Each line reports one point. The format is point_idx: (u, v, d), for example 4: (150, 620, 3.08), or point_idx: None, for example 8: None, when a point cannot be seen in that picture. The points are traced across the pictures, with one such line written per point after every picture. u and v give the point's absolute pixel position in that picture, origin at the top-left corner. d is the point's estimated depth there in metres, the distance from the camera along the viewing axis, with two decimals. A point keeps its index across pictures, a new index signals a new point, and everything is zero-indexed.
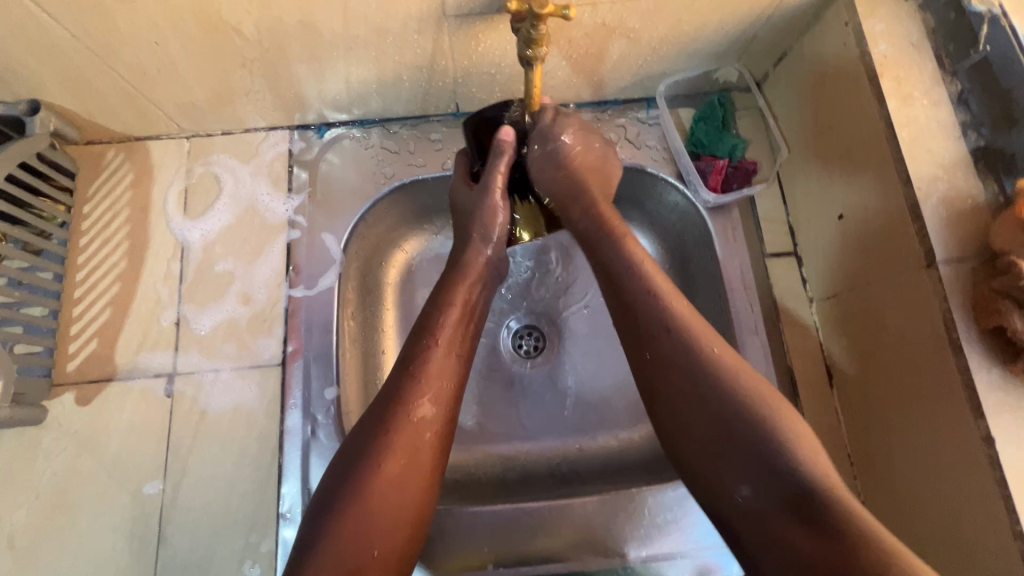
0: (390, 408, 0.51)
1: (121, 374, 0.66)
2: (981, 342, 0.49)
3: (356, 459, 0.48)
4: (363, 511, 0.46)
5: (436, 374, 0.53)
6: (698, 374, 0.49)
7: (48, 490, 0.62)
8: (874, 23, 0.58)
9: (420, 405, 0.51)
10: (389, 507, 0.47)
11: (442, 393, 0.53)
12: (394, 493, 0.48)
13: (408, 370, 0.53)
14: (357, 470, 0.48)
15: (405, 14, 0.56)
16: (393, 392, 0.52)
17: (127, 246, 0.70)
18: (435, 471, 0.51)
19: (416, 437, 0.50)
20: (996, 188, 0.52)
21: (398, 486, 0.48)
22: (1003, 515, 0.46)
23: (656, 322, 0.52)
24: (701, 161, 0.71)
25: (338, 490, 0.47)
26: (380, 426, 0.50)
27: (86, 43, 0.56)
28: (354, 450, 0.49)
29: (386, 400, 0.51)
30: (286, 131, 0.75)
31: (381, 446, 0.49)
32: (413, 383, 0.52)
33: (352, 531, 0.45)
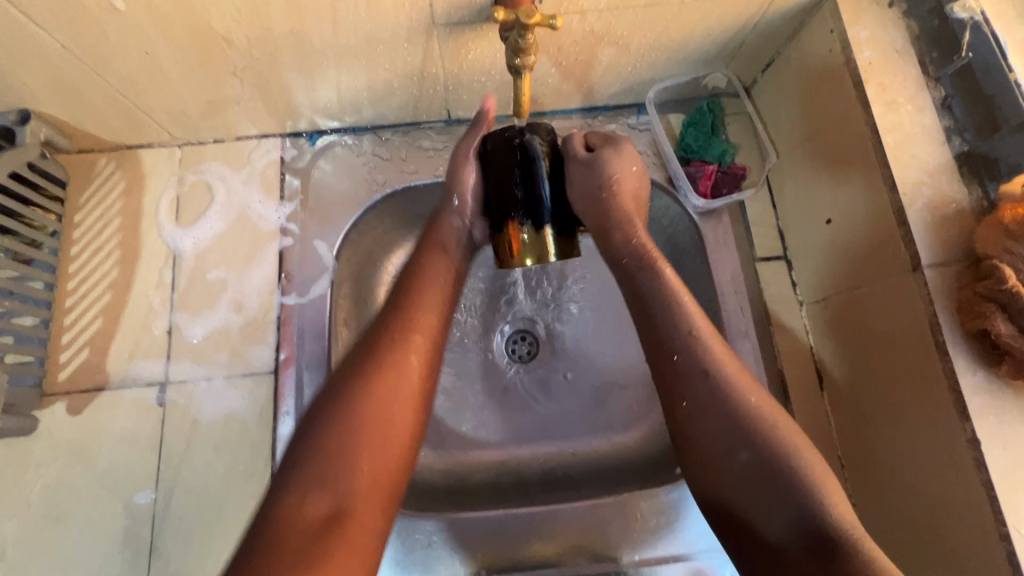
0: (370, 361, 0.50)
1: (112, 383, 0.65)
2: (967, 345, 0.49)
3: (344, 396, 0.48)
4: (348, 445, 0.45)
5: (426, 330, 0.53)
6: (720, 392, 0.49)
7: (39, 501, 0.61)
8: (859, 30, 0.58)
9: (403, 356, 0.50)
10: (371, 449, 0.46)
11: (426, 349, 0.52)
12: (380, 434, 0.47)
13: (392, 327, 0.52)
14: (343, 404, 0.47)
15: (395, 23, 0.57)
16: (382, 342, 0.51)
17: (118, 255, 0.70)
18: (421, 423, 0.50)
19: (398, 385, 0.49)
20: (979, 192, 0.53)
21: (384, 430, 0.47)
22: (990, 516, 0.46)
23: (684, 348, 0.51)
24: (692, 166, 0.71)
25: (324, 418, 0.46)
26: (361, 376, 0.49)
27: (76, 54, 0.56)
28: (342, 383, 0.49)
29: (375, 349, 0.51)
30: (277, 139, 0.75)
31: (362, 390, 0.48)
32: (402, 335, 0.52)
33: (335, 466, 0.44)
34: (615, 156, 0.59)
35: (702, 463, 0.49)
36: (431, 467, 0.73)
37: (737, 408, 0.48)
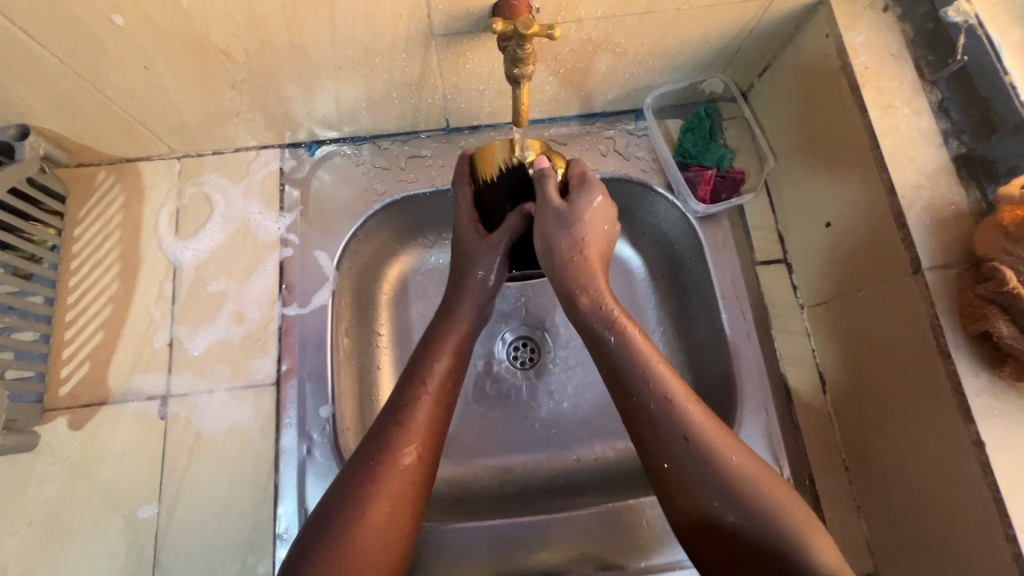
0: (376, 456, 0.50)
1: (114, 397, 0.65)
2: (969, 347, 0.49)
3: (343, 505, 0.48)
4: (344, 555, 0.45)
5: (425, 425, 0.53)
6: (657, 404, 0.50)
7: (41, 517, 0.61)
8: (854, 35, 0.59)
9: (409, 452, 0.51)
10: (372, 557, 0.46)
11: (428, 442, 0.53)
12: (374, 542, 0.47)
13: (397, 412, 0.53)
14: (339, 517, 0.47)
15: (393, 34, 0.57)
16: (384, 440, 0.51)
17: (118, 268, 0.70)
18: (414, 520, 0.50)
19: (402, 485, 0.50)
20: (977, 194, 0.53)
21: (384, 532, 0.47)
22: (996, 519, 0.46)
23: (646, 388, 0.51)
24: (690, 171, 0.72)
25: (319, 530, 0.46)
26: (365, 472, 0.49)
27: (75, 69, 0.56)
28: (337, 491, 0.49)
29: (372, 448, 0.51)
30: (277, 150, 0.75)
31: (369, 493, 0.48)
32: (400, 433, 0.52)
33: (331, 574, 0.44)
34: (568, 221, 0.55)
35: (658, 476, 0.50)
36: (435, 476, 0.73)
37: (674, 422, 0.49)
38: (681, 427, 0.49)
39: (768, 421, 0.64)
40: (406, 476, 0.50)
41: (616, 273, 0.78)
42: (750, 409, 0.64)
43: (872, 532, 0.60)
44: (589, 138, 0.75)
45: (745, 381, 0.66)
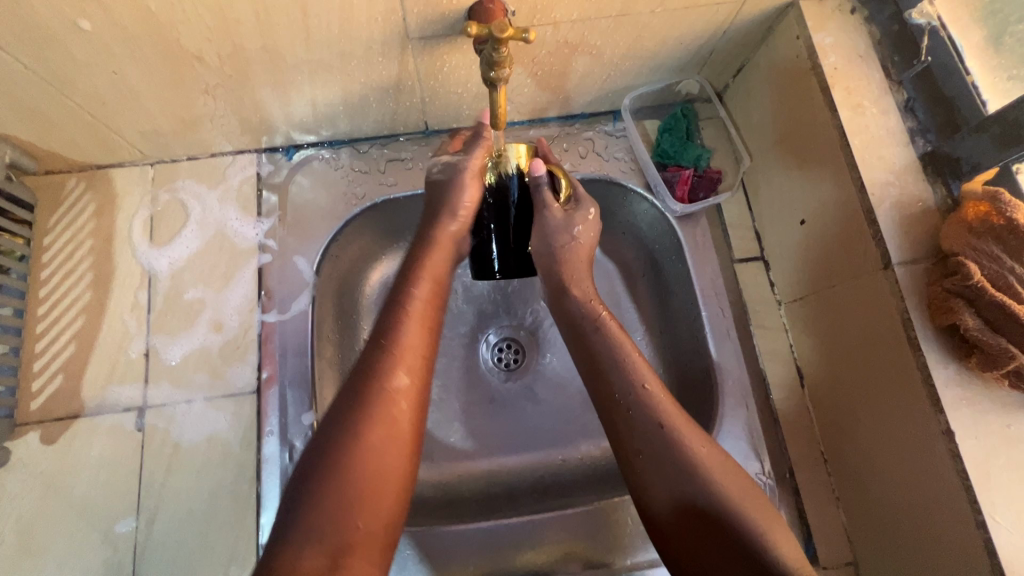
0: (362, 382, 0.51)
1: (87, 410, 0.64)
2: (938, 339, 0.51)
3: (336, 429, 0.48)
4: (344, 477, 0.46)
5: (412, 347, 0.54)
6: (671, 444, 0.51)
7: (13, 535, 0.59)
8: (823, 37, 0.60)
9: (394, 376, 0.51)
10: (371, 477, 0.47)
11: (416, 367, 0.53)
12: (375, 463, 0.47)
13: (381, 342, 0.53)
14: (336, 446, 0.47)
15: (368, 38, 0.57)
16: (370, 367, 0.52)
17: (91, 277, 0.68)
18: (415, 444, 0.51)
19: (390, 408, 0.50)
20: (943, 191, 0.55)
21: (379, 456, 0.48)
22: (966, 504, 0.48)
23: (620, 377, 0.55)
24: (668, 172, 0.73)
25: (314, 460, 0.47)
26: (353, 399, 0.50)
27: (40, 74, 0.54)
28: (332, 418, 0.49)
29: (362, 375, 0.51)
30: (253, 154, 0.74)
31: (358, 418, 0.49)
32: (387, 356, 0.52)
33: (336, 498, 0.45)
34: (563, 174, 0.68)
35: (662, 494, 0.50)
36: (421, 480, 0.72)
37: (687, 463, 0.50)
38: (655, 417, 0.52)
39: (748, 417, 0.65)
40: (395, 399, 0.50)
41: (598, 274, 0.79)
42: (731, 405, 0.66)
43: (851, 522, 0.61)
44: (568, 140, 0.75)
45: (726, 377, 0.67)
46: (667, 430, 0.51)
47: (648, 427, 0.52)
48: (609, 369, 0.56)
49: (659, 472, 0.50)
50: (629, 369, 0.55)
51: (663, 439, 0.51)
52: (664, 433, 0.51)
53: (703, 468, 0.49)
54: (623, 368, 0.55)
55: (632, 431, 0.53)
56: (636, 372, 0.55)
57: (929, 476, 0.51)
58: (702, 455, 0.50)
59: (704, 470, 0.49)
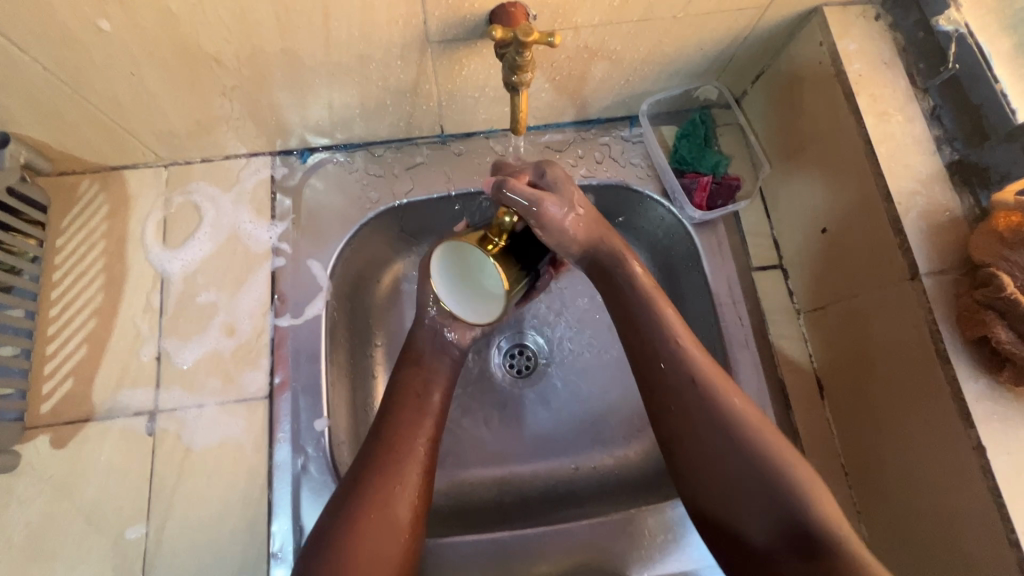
0: (365, 468, 0.53)
1: (98, 414, 0.63)
2: (967, 352, 0.50)
3: (339, 513, 0.50)
4: (344, 566, 0.48)
5: (413, 434, 0.56)
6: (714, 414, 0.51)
7: (22, 540, 0.59)
8: (848, 43, 0.59)
9: (396, 464, 0.53)
10: (368, 569, 0.48)
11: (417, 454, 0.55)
12: (376, 537, 0.50)
13: (382, 430, 0.56)
14: (338, 529, 0.49)
15: (388, 41, 0.56)
16: (370, 454, 0.54)
17: (103, 279, 0.68)
18: (418, 516, 0.53)
19: (389, 495, 0.52)
20: (971, 200, 0.54)
21: (374, 546, 0.49)
22: (998, 521, 0.46)
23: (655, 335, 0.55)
24: (686, 178, 0.72)
25: (317, 548, 0.49)
26: (354, 486, 0.52)
27: (59, 75, 0.54)
28: (342, 491, 0.52)
29: (363, 462, 0.54)
30: (267, 157, 0.73)
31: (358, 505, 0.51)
32: (390, 445, 0.54)
33: None
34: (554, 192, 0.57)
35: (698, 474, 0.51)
36: None
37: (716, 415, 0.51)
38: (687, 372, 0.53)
39: None
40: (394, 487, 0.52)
41: None
42: None
43: (873, 538, 0.60)
44: (583, 146, 0.75)
45: (744, 387, 0.66)
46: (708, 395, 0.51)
47: (682, 384, 0.53)
48: (641, 320, 0.56)
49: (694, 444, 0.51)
50: (655, 323, 0.55)
51: (698, 397, 0.52)
52: (701, 390, 0.52)
53: (774, 457, 0.48)
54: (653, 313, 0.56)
55: (672, 384, 0.53)
56: (669, 328, 0.55)
57: (957, 493, 0.50)
58: (776, 447, 0.49)
59: (758, 440, 0.49)
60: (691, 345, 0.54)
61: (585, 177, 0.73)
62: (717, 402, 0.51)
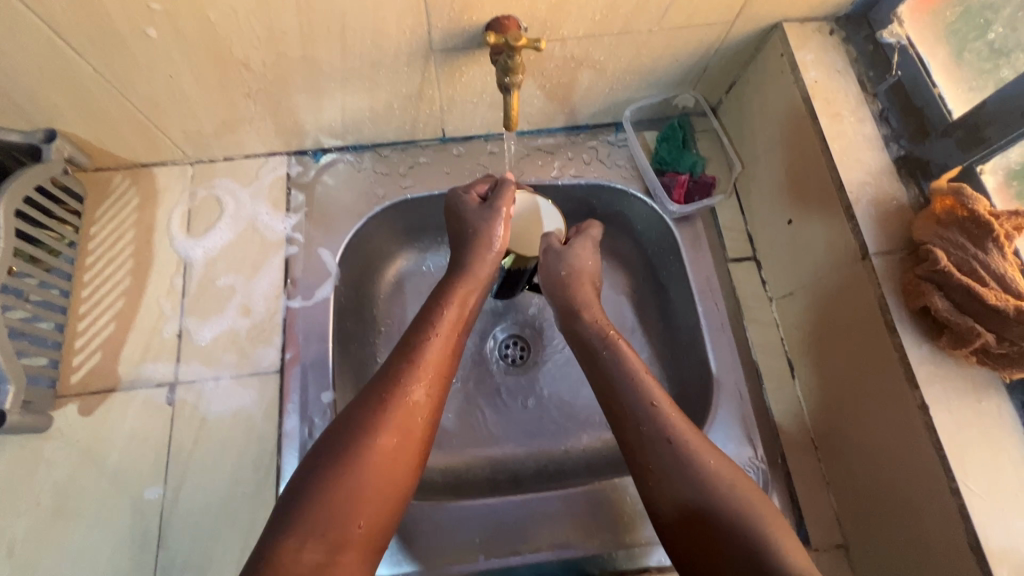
0: (384, 390, 0.55)
1: (123, 385, 0.68)
2: (912, 322, 0.55)
3: (351, 428, 0.52)
4: (355, 476, 0.49)
5: (432, 363, 0.58)
6: (689, 465, 0.54)
7: (49, 498, 0.63)
8: (805, 54, 0.66)
9: (414, 389, 0.55)
10: (377, 484, 0.50)
11: (433, 380, 0.57)
12: (383, 467, 0.51)
13: (405, 356, 0.58)
14: (351, 441, 0.51)
15: (396, 49, 0.64)
16: (392, 375, 0.56)
17: (131, 264, 0.74)
18: (422, 450, 0.55)
19: (408, 417, 0.54)
20: (916, 191, 0.60)
21: (386, 461, 0.51)
22: (941, 475, 0.51)
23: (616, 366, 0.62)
24: (666, 177, 0.79)
25: (327, 456, 0.50)
26: (373, 404, 0.53)
27: (105, 76, 0.61)
28: (350, 423, 0.52)
29: (385, 382, 0.55)
30: (284, 157, 0.80)
31: (375, 421, 0.52)
32: (412, 368, 0.56)
33: (342, 494, 0.48)
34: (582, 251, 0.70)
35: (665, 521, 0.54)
36: (430, 465, 0.76)
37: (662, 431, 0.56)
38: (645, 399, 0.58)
39: (741, 404, 0.69)
40: (412, 410, 0.54)
41: None
42: (725, 392, 0.70)
43: (841, 505, 0.64)
44: (572, 149, 0.82)
45: (719, 366, 0.71)
46: (687, 447, 0.54)
47: (657, 445, 0.55)
48: (626, 388, 0.60)
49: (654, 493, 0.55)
50: (636, 391, 0.59)
51: (670, 453, 0.55)
52: (676, 448, 0.55)
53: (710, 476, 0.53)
54: (632, 384, 0.59)
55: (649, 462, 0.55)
56: (652, 396, 0.58)
57: (907, 453, 0.54)
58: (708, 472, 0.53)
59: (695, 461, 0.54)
60: (668, 407, 0.57)
61: (574, 177, 0.80)
62: (691, 456, 0.54)
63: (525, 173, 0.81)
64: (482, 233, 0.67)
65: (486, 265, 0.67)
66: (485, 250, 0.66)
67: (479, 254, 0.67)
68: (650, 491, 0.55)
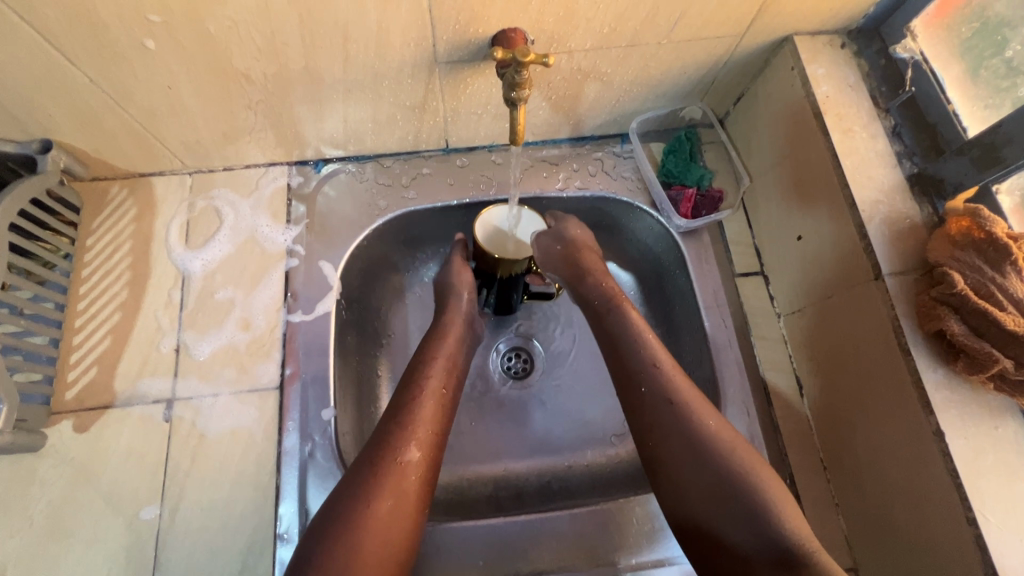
0: (375, 455, 0.55)
1: (119, 400, 0.67)
2: (926, 345, 0.54)
3: (347, 493, 0.52)
4: (354, 543, 0.49)
5: (423, 421, 0.58)
6: (686, 422, 0.54)
7: (43, 518, 0.62)
8: (816, 68, 0.65)
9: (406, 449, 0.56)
10: (377, 549, 0.50)
11: (426, 439, 0.58)
12: (381, 529, 0.51)
13: (394, 417, 0.58)
14: (346, 508, 0.51)
15: (400, 61, 0.62)
16: (383, 438, 0.56)
17: (128, 276, 0.73)
18: (420, 507, 0.54)
19: (402, 477, 0.54)
20: (929, 209, 0.59)
21: (385, 524, 0.51)
22: (957, 502, 0.50)
23: (636, 353, 0.60)
24: (673, 190, 0.77)
25: (325, 526, 0.50)
26: (366, 470, 0.54)
27: (103, 88, 0.60)
28: (346, 488, 0.53)
29: (376, 447, 0.56)
30: (285, 167, 0.79)
31: (369, 486, 0.52)
32: (401, 430, 0.57)
33: (342, 563, 0.48)
34: (570, 224, 0.72)
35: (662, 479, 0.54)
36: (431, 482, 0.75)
37: (685, 419, 0.54)
38: (664, 392, 0.56)
39: (749, 422, 0.68)
40: (405, 470, 0.54)
41: None
42: (733, 410, 0.68)
43: (850, 527, 0.62)
44: (578, 160, 0.81)
45: (727, 384, 0.70)
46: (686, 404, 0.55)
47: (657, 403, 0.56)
48: (625, 348, 0.61)
49: (653, 447, 0.55)
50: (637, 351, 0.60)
51: (669, 410, 0.55)
52: (677, 410, 0.55)
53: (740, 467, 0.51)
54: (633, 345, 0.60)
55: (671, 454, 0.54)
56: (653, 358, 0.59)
57: (920, 478, 0.53)
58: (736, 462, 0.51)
59: (723, 448, 0.52)
60: (670, 369, 0.58)
61: (579, 190, 0.79)
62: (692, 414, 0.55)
63: (529, 184, 0.79)
64: (454, 288, 0.72)
65: (459, 311, 0.70)
66: (455, 298, 0.71)
67: (454, 304, 0.70)
68: (657, 465, 0.54)
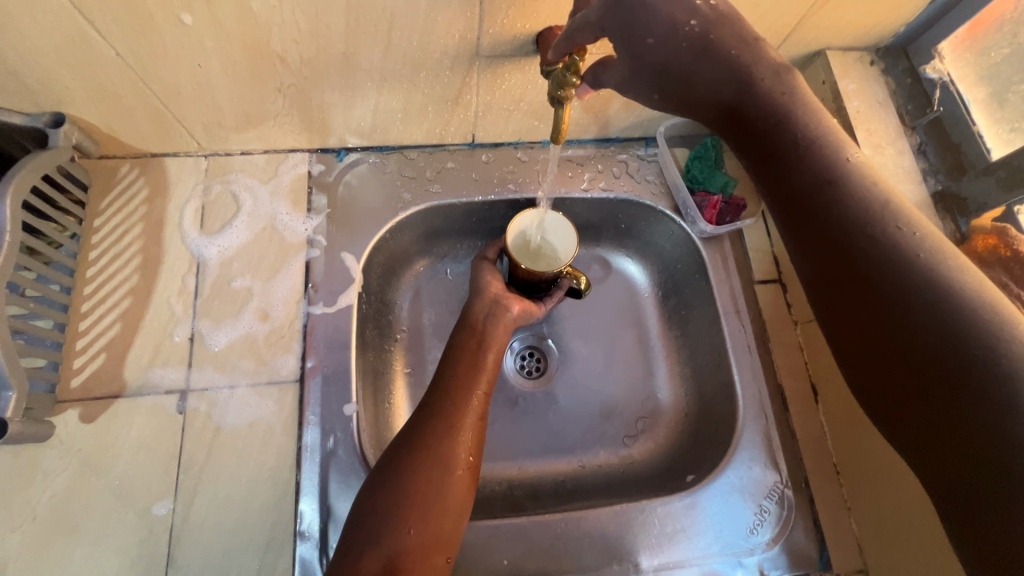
0: (424, 416, 0.58)
1: (129, 390, 0.64)
2: None
3: (398, 452, 0.55)
4: (402, 490, 0.53)
5: (465, 384, 0.61)
6: (921, 270, 0.47)
7: (47, 512, 0.59)
8: (847, 83, 0.67)
9: (447, 408, 0.58)
10: (423, 496, 0.53)
11: (472, 398, 0.60)
12: (425, 478, 0.54)
13: (443, 387, 0.61)
14: (395, 461, 0.55)
15: (441, 52, 0.61)
16: (432, 401, 0.59)
17: (140, 261, 0.70)
18: (470, 459, 0.57)
19: (446, 432, 0.57)
20: (952, 226, 0.62)
21: (431, 473, 0.54)
22: None
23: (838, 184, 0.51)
24: (697, 196, 0.78)
25: (378, 478, 0.55)
26: (415, 428, 0.57)
27: (128, 61, 0.57)
28: (400, 444, 0.56)
29: (424, 409, 0.59)
30: (305, 153, 0.77)
31: (418, 438, 0.56)
32: (445, 393, 0.60)
33: (391, 506, 0.52)
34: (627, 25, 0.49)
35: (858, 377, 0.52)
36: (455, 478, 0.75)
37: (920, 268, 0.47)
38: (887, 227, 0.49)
39: (766, 426, 0.71)
40: (451, 426, 0.57)
41: (620, 290, 0.87)
42: (749, 415, 0.71)
43: (863, 529, 0.66)
44: (602, 162, 0.82)
45: (744, 388, 0.73)
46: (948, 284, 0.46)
47: (866, 247, 0.49)
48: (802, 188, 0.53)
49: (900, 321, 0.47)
50: (873, 212, 0.50)
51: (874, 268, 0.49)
52: (883, 243, 0.49)
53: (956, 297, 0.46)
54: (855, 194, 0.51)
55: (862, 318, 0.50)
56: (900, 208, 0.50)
57: None
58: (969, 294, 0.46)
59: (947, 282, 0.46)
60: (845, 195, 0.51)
61: (603, 191, 0.80)
62: (946, 281, 0.46)
63: (556, 184, 0.80)
64: (478, 274, 0.71)
65: (483, 290, 0.69)
66: (481, 280, 0.70)
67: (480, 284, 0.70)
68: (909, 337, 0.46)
